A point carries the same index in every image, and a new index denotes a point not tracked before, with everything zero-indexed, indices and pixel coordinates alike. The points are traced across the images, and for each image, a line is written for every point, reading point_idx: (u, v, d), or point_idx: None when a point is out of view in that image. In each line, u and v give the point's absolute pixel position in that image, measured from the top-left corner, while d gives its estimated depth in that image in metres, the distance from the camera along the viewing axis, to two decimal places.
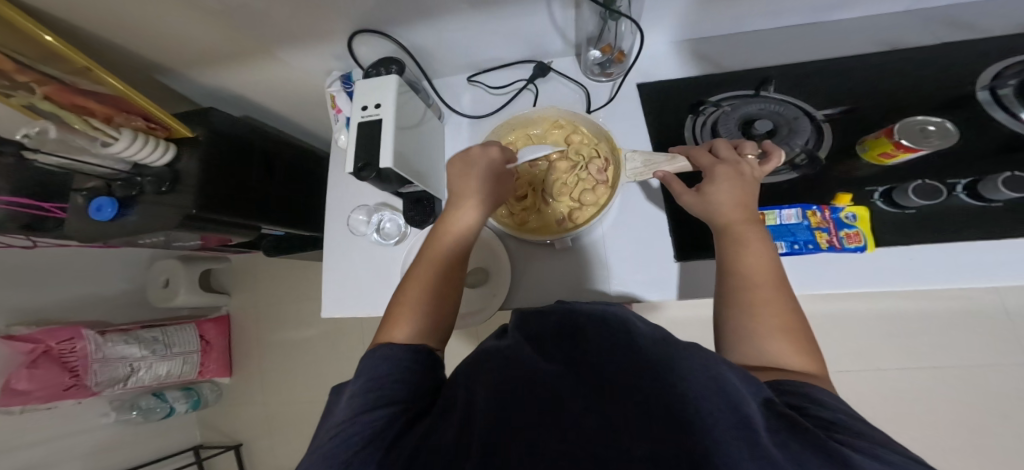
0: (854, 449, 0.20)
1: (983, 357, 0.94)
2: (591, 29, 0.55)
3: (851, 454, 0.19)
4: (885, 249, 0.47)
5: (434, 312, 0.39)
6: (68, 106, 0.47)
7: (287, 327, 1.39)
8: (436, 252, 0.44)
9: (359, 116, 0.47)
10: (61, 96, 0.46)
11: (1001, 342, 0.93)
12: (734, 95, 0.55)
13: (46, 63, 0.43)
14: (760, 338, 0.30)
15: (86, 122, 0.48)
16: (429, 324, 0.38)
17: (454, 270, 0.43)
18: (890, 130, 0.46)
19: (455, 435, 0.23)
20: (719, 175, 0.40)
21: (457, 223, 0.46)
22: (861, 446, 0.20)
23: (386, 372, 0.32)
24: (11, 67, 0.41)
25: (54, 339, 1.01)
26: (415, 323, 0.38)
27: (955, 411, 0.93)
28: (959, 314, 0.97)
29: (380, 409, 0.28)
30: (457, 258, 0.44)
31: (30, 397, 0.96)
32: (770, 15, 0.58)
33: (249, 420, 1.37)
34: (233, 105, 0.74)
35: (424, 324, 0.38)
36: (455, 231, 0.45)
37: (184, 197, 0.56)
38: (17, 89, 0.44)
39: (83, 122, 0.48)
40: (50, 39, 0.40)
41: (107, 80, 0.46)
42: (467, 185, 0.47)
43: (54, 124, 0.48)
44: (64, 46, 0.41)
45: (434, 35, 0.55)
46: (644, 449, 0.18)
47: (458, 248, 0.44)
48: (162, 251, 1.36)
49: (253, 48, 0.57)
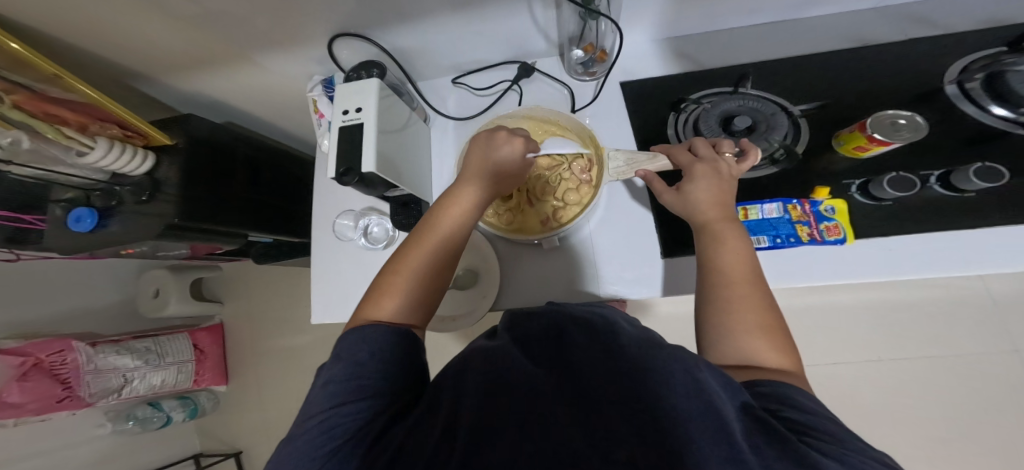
0: (823, 452, 0.20)
1: (967, 344, 0.96)
2: (572, 28, 0.55)
3: (817, 456, 0.19)
4: (863, 241, 0.47)
5: (423, 290, 0.38)
6: (40, 114, 0.46)
7: (280, 334, 1.37)
8: (436, 229, 0.41)
9: (340, 121, 0.46)
10: (33, 104, 0.44)
11: (986, 330, 0.96)
12: (715, 92, 0.56)
13: (13, 72, 0.42)
14: (738, 336, 0.31)
15: (60, 132, 0.47)
16: (417, 301, 0.37)
17: (451, 251, 0.41)
18: (863, 124, 0.46)
19: (439, 434, 0.22)
20: (697, 173, 0.40)
21: (462, 201, 0.43)
22: (826, 449, 0.20)
23: (368, 356, 0.31)
24: None
25: (44, 352, 0.97)
26: (403, 300, 0.36)
27: (945, 398, 0.95)
28: (945, 303, 0.99)
29: (363, 400, 0.27)
30: (457, 240, 0.42)
31: (23, 410, 0.92)
32: (748, 13, 0.59)
33: (245, 428, 1.35)
34: (216, 111, 0.73)
35: (411, 301, 0.37)
36: (458, 211, 0.43)
37: (165, 205, 0.55)
38: None
39: (56, 132, 0.47)
40: (17, 48, 0.38)
41: (79, 88, 0.45)
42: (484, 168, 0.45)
43: (27, 134, 0.46)
44: (32, 55, 0.39)
45: (415, 37, 0.54)
46: (622, 454, 0.18)
47: (460, 230, 0.42)
48: (150, 261, 1.33)
49: (232, 53, 0.56)
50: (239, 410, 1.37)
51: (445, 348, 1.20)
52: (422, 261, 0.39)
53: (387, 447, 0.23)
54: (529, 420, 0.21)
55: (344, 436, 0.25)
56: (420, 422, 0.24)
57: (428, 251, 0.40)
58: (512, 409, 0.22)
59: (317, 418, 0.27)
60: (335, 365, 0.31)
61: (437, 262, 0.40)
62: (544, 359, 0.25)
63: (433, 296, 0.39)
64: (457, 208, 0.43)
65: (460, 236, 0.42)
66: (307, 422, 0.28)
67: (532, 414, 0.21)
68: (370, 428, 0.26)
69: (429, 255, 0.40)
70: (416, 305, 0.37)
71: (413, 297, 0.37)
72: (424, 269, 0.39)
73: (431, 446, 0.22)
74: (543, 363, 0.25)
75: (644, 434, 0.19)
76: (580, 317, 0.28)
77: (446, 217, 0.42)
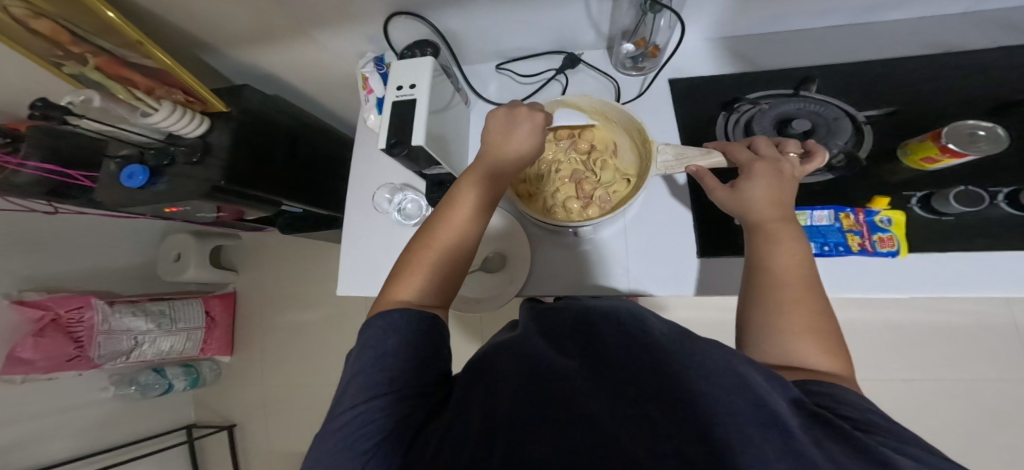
0: (890, 448, 0.20)
1: (987, 371, 0.93)
2: (626, 22, 0.56)
3: (884, 450, 0.19)
4: (918, 254, 0.46)
5: (444, 271, 0.40)
6: (115, 77, 0.51)
7: (296, 304, 1.41)
8: (457, 209, 0.42)
9: (393, 96, 0.47)
10: (110, 68, 0.50)
11: (1001, 354, 0.93)
12: (771, 94, 0.55)
13: (99, 36, 0.47)
14: (787, 339, 0.30)
15: (131, 93, 0.52)
16: (434, 284, 0.39)
17: (469, 234, 0.42)
18: (936, 133, 0.44)
19: (477, 435, 0.22)
20: (756, 172, 0.40)
21: (481, 185, 0.44)
22: (895, 446, 0.20)
23: (394, 350, 0.31)
24: (68, 38, 0.46)
25: (64, 307, 1.02)
26: (420, 284, 0.38)
27: (943, 421, 0.93)
28: (963, 326, 0.96)
29: (397, 392, 0.28)
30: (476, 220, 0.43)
31: (33, 367, 0.96)
32: (812, 15, 0.57)
33: (249, 396, 1.39)
34: (263, 82, 0.75)
35: (431, 285, 0.39)
36: (483, 191, 0.44)
37: (213, 169, 0.57)
38: (70, 59, 0.49)
39: (128, 94, 0.52)
40: (111, 15, 0.43)
41: (156, 55, 0.50)
42: (505, 145, 0.47)
43: (100, 93, 0.52)
44: (122, 22, 0.45)
45: (469, 22, 0.55)
46: (671, 447, 0.19)
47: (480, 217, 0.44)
48: (175, 226, 1.38)
49: (290, 28, 0.57)
50: (244, 379, 1.41)
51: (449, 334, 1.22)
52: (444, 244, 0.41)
53: (426, 445, 0.24)
54: (571, 413, 0.21)
55: (379, 433, 0.26)
56: (455, 420, 0.25)
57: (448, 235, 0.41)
58: (557, 402, 0.22)
59: (351, 412, 0.28)
60: (363, 357, 0.32)
61: (458, 241, 0.41)
62: (576, 351, 0.26)
63: (456, 274, 0.41)
64: (474, 188, 0.43)
65: (481, 216, 0.43)
66: (340, 418, 0.28)
67: (573, 409, 0.22)
68: (407, 422, 0.26)
69: (452, 233, 0.41)
70: (434, 286, 0.39)
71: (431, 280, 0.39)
72: (443, 251, 0.40)
73: (472, 446, 0.22)
74: (575, 356, 0.25)
75: (698, 432, 0.19)
76: (603, 310, 0.29)
77: (466, 198, 0.43)
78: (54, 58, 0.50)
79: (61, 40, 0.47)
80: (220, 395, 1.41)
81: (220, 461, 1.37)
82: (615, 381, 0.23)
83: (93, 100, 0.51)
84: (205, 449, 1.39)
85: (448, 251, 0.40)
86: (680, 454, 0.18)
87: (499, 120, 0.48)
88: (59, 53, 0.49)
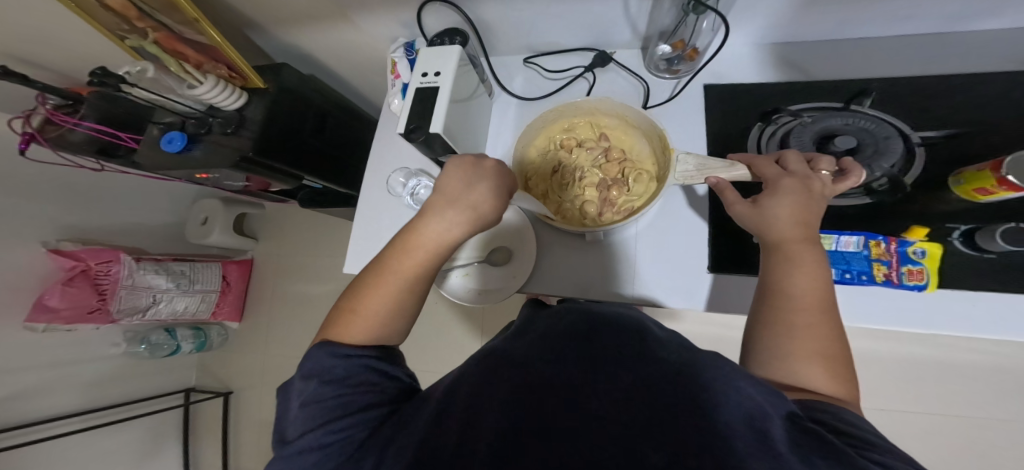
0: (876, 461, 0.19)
1: (1009, 413, 0.88)
2: (666, 22, 0.54)
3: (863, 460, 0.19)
4: (946, 291, 0.44)
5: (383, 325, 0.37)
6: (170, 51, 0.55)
7: (310, 277, 1.45)
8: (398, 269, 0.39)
9: (417, 82, 0.48)
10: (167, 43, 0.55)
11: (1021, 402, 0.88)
12: (820, 106, 0.52)
13: (161, 12, 0.52)
14: (792, 358, 0.29)
15: (181, 66, 0.55)
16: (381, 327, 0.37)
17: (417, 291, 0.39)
18: (998, 162, 0.40)
19: (460, 436, 0.23)
20: (782, 188, 0.38)
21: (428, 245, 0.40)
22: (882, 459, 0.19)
23: (341, 373, 0.31)
24: (135, 14, 0.51)
25: (94, 259, 1.08)
26: (367, 331, 0.36)
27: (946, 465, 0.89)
28: (992, 367, 0.90)
29: (360, 412, 0.28)
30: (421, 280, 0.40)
31: (56, 316, 1.01)
32: (872, 24, 0.54)
33: (254, 361, 1.45)
34: (297, 59, 0.77)
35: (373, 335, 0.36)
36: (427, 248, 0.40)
37: (245, 141, 0.60)
38: (133, 33, 0.53)
39: (178, 67, 0.55)
40: None
41: (209, 32, 0.53)
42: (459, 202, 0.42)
43: (154, 66, 0.55)
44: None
45: (503, 13, 0.54)
46: (660, 456, 0.18)
47: (426, 265, 0.39)
48: (204, 192, 1.44)
49: (328, 9, 0.58)
50: (251, 344, 1.46)
51: (449, 321, 1.23)
52: (383, 301, 0.37)
53: (411, 444, 0.24)
54: (558, 416, 0.21)
55: (352, 446, 0.27)
56: (439, 425, 0.24)
57: (396, 287, 0.38)
58: (550, 407, 0.22)
59: (313, 436, 0.28)
60: (308, 386, 0.31)
61: (403, 298, 0.38)
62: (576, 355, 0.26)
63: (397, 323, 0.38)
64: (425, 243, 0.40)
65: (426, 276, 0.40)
66: (304, 441, 0.28)
67: (559, 414, 0.21)
68: (396, 426, 0.27)
69: (386, 293, 0.38)
70: (382, 327, 0.37)
71: (376, 323, 0.36)
72: (386, 308, 0.37)
73: (458, 445, 0.22)
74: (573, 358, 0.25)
75: (693, 436, 0.19)
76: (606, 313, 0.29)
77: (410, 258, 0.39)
78: (119, 32, 0.53)
79: (128, 16, 0.51)
80: (226, 360, 1.47)
81: (217, 423, 1.44)
82: (607, 384, 0.22)
83: (148, 70, 0.54)
84: (204, 411, 1.45)
85: (390, 305, 0.37)
86: (665, 457, 0.18)
87: (460, 171, 0.43)
88: (125, 27, 0.53)
